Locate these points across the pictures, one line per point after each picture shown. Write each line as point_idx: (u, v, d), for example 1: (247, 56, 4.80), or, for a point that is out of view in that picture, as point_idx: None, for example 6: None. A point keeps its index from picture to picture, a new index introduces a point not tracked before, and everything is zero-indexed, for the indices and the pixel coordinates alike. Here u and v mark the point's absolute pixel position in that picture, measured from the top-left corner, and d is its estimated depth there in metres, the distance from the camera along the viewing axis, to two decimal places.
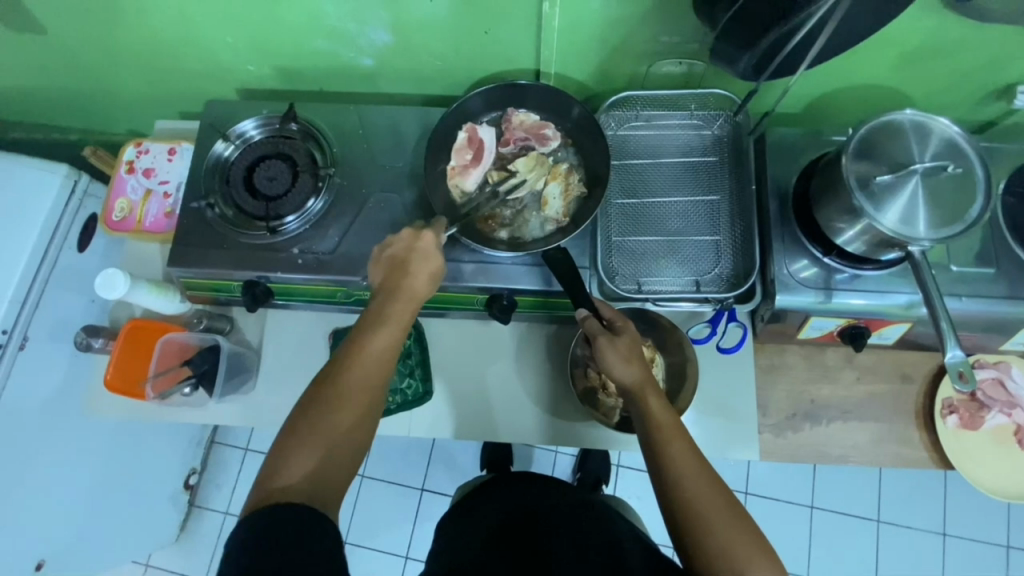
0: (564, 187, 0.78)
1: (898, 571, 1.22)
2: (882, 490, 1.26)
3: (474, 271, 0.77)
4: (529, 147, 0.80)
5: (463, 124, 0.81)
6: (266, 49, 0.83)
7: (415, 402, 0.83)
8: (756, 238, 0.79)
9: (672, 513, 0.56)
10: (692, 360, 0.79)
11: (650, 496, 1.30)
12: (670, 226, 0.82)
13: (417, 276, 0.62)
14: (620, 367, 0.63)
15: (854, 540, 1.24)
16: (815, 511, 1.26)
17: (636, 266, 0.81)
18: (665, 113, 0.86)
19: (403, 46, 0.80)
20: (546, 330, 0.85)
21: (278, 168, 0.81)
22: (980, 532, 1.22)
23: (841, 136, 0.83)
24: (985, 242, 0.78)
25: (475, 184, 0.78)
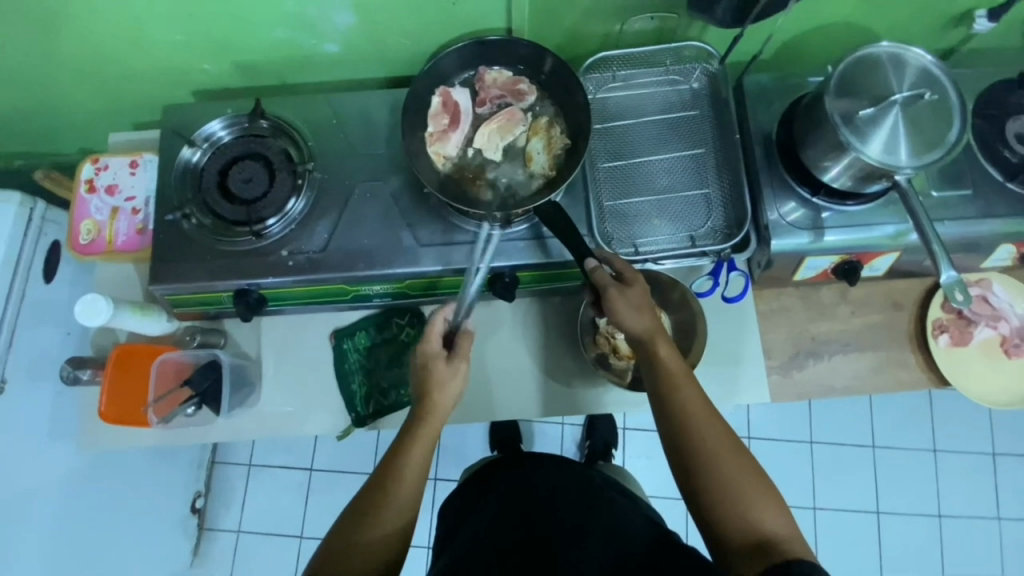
0: (546, 140, 0.77)
1: (896, 489, 1.29)
2: (874, 417, 1.32)
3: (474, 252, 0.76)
4: (506, 104, 0.78)
5: (438, 89, 0.79)
6: (223, 45, 0.78)
7: None
8: (744, 187, 0.80)
9: (685, 462, 0.59)
10: (700, 315, 0.80)
11: (659, 453, 1.33)
12: (659, 185, 0.82)
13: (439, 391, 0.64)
14: (632, 317, 0.65)
15: (854, 467, 1.30)
16: (814, 445, 1.31)
17: (631, 227, 0.81)
18: (640, 71, 0.86)
19: (369, 27, 0.77)
20: (549, 303, 0.85)
21: (252, 170, 0.77)
22: (968, 443, 1.30)
23: (814, 78, 0.83)
24: (962, 167, 0.80)
25: (456, 147, 0.76)
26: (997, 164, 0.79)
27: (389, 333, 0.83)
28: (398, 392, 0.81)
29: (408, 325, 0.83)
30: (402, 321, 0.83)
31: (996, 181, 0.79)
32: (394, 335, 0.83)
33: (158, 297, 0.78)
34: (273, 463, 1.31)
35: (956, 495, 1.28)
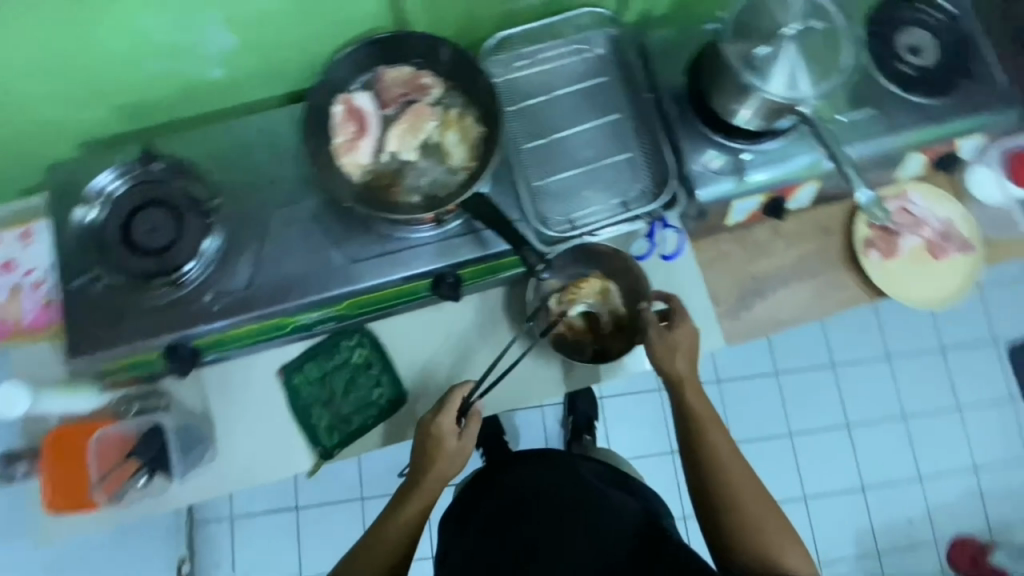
0: (460, 132, 0.75)
1: (861, 400, 1.36)
2: (829, 337, 1.38)
3: (408, 258, 0.74)
4: (411, 101, 0.76)
5: (337, 97, 0.75)
6: (94, 90, 0.72)
7: (392, 408, 0.78)
8: (664, 144, 0.81)
9: (716, 499, 0.66)
10: (643, 277, 0.78)
11: (637, 415, 1.35)
12: (583, 158, 0.83)
13: (446, 443, 0.70)
14: (670, 360, 0.71)
15: (820, 389, 1.36)
16: (780, 376, 1.37)
17: (562, 204, 0.81)
18: (544, 45, 0.85)
19: (254, 45, 0.73)
20: (499, 294, 0.82)
21: (157, 218, 0.72)
22: (916, 342, 1.38)
23: (711, 24, 0.84)
24: (863, 87, 0.83)
25: (368, 155, 0.74)
26: (892, 79, 0.83)
27: (339, 356, 0.79)
28: (361, 417, 0.78)
29: (357, 345, 0.79)
30: (350, 343, 0.79)
31: (893, 95, 0.83)
32: (344, 358, 0.79)
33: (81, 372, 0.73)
34: (257, 509, 1.26)
35: (914, 393, 1.36)
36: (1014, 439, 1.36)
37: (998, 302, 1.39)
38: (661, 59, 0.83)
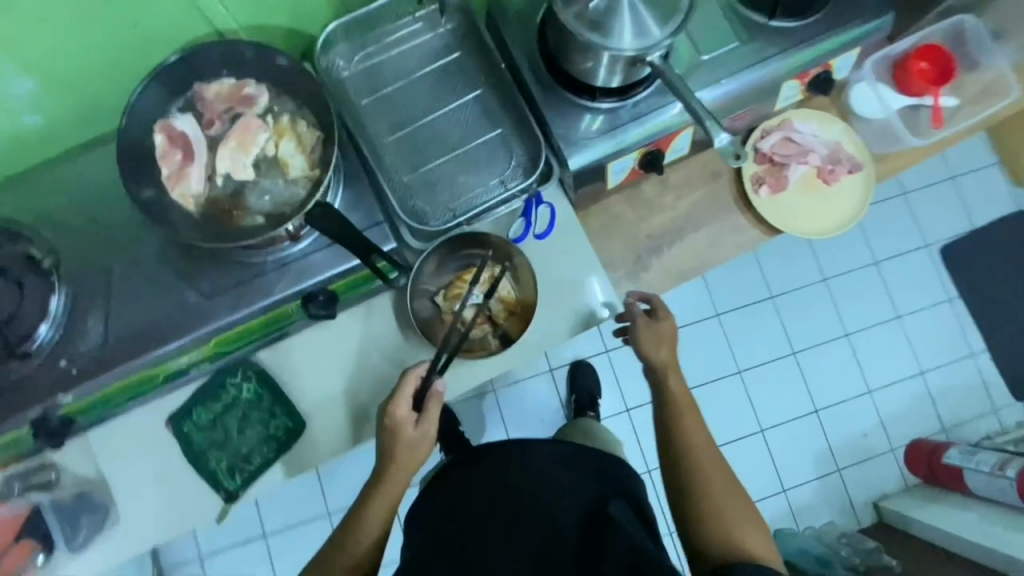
0: (295, 139, 0.87)
1: (794, 324, 1.60)
2: (712, 285, 1.60)
3: (322, 253, 0.89)
4: (235, 113, 0.88)
5: (154, 125, 0.86)
6: None
7: (289, 442, 0.92)
8: (493, 128, 0.93)
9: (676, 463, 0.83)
10: (524, 261, 0.89)
11: (579, 386, 1.48)
12: (444, 145, 0.93)
13: (403, 433, 0.81)
14: (654, 350, 0.87)
15: (755, 321, 1.59)
16: (720, 316, 1.59)
17: (435, 192, 0.92)
18: (388, 30, 0.96)
19: (55, 86, 0.85)
20: (386, 300, 0.94)
21: (92, 272, 0.89)
22: (791, 274, 1.61)
23: None
24: (728, 16, 0.90)
25: (196, 180, 0.85)
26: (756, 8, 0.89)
27: (229, 394, 0.94)
28: (261, 454, 0.92)
29: (243, 381, 0.94)
30: (236, 380, 0.94)
31: (762, 22, 0.90)
32: (234, 395, 0.94)
33: None
34: (221, 551, 1.47)
35: (798, 319, 1.60)
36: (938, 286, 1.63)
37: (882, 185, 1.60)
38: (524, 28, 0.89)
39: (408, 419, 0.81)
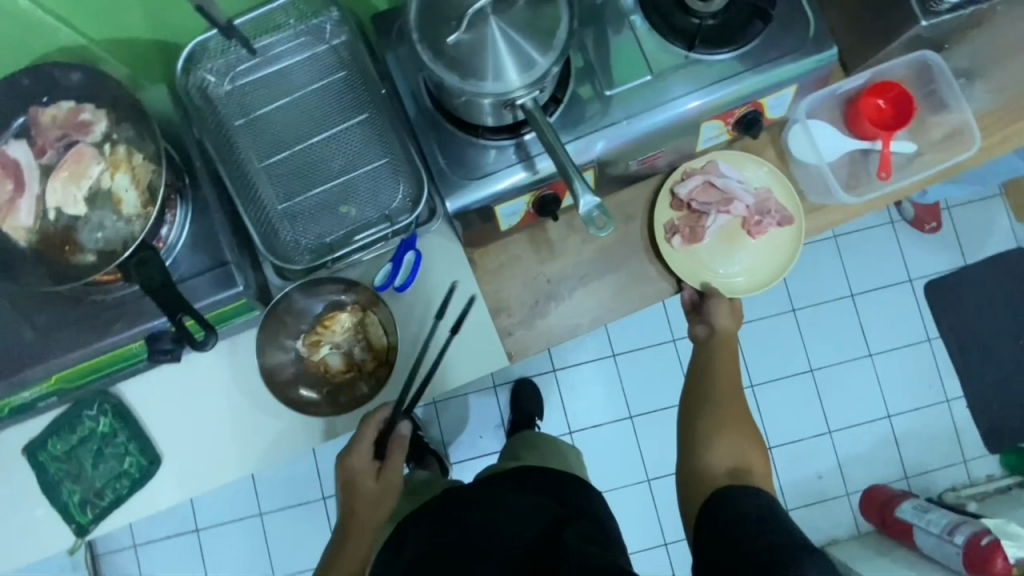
0: (512, 172, 0.98)
1: (844, 437, 2.03)
2: (781, 388, 2.04)
3: (551, 275, 1.14)
4: (460, 132, 0.99)
5: (398, 130, 1.05)
6: (215, 121, 1.03)
7: (139, 484, 1.03)
8: (710, 211, 1.13)
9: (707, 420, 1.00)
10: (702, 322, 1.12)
11: (651, 436, 2.03)
12: (677, 211, 1.13)
13: (718, 312, 1.12)
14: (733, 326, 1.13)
15: (814, 428, 2.03)
16: (786, 412, 2.04)
17: (665, 246, 1.12)
18: (620, 75, 1.00)
19: (322, 74, 1.07)
20: (557, 336, 1.14)
21: (391, 140, 1.06)
22: (849, 398, 2.04)
23: (777, 80, 1.02)
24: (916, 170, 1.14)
25: (422, 193, 1.04)
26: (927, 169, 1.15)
27: (89, 421, 1.04)
28: (153, 473, 1.03)
29: (99, 415, 1.04)
30: (94, 413, 1.04)
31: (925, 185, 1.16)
32: (93, 423, 1.04)
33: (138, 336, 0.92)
34: (252, 517, 1.96)
35: (848, 438, 2.03)
36: (932, 369, 2.05)
37: (898, 255, 2.07)
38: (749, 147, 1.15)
39: (720, 314, 1.11)
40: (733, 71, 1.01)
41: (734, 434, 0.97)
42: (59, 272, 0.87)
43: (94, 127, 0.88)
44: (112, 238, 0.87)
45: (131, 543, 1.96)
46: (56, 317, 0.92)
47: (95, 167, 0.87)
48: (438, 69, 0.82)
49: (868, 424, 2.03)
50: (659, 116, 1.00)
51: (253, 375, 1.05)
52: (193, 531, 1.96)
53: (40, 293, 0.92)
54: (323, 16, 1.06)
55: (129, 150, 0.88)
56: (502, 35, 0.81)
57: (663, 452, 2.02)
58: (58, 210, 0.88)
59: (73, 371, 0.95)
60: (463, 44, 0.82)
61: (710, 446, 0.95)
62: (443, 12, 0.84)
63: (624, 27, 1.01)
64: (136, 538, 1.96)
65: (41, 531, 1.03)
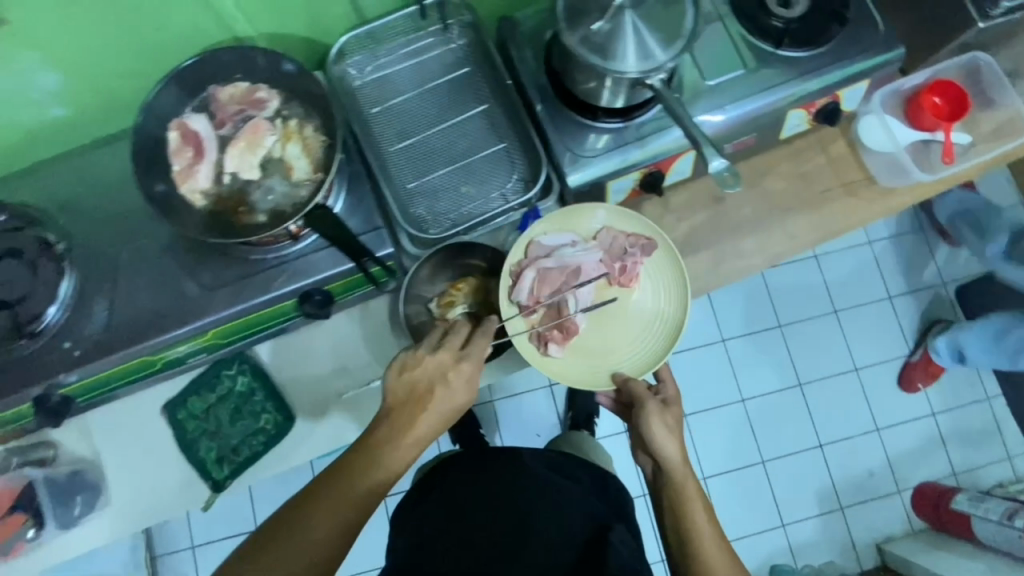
0: (626, 150, 1.10)
1: (893, 436, 2.06)
2: (831, 387, 2.07)
3: None
4: (581, 115, 1.11)
5: (519, 117, 1.17)
6: (356, 108, 1.15)
7: (273, 438, 1.09)
8: (567, 296, 1.06)
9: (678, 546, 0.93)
10: (631, 384, 1.01)
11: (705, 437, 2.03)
12: (540, 313, 1.06)
13: (657, 429, 0.97)
14: (665, 441, 0.97)
15: (863, 426, 2.07)
16: (836, 412, 2.06)
17: (546, 359, 1.05)
18: (719, 70, 1.14)
19: (448, 68, 1.19)
20: None
21: (509, 126, 1.17)
22: (896, 398, 2.08)
23: (856, 73, 1.15)
24: (973, 158, 1.27)
25: (540, 171, 1.14)
26: (984, 156, 1.27)
27: (232, 379, 1.12)
28: (285, 429, 1.09)
29: (240, 373, 1.11)
30: (235, 371, 1.11)
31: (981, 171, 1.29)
32: (235, 381, 1.12)
33: (299, 291, 1.02)
34: None
35: (895, 436, 2.06)
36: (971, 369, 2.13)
37: (931, 257, 2.10)
38: (823, 138, 1.29)
39: (663, 446, 0.97)
40: (817, 64, 1.14)
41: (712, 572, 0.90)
42: (233, 230, 0.97)
43: (268, 104, 1.00)
44: (282, 201, 0.97)
45: (188, 545, 1.86)
46: (221, 275, 1.01)
47: (269, 138, 0.98)
48: (583, 51, 0.96)
49: (915, 423, 2.07)
50: (755, 104, 1.12)
51: (385, 336, 1.12)
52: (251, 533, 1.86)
53: (209, 253, 1.01)
54: (450, 20, 1.19)
55: (300, 124, 1.00)
56: (640, 24, 0.95)
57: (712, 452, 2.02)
58: (232, 175, 0.98)
59: (231, 325, 1.03)
60: (607, 31, 0.96)
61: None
62: (586, 5, 0.98)
63: (720, 30, 1.15)
64: (195, 539, 1.86)
65: (179, 485, 1.09)
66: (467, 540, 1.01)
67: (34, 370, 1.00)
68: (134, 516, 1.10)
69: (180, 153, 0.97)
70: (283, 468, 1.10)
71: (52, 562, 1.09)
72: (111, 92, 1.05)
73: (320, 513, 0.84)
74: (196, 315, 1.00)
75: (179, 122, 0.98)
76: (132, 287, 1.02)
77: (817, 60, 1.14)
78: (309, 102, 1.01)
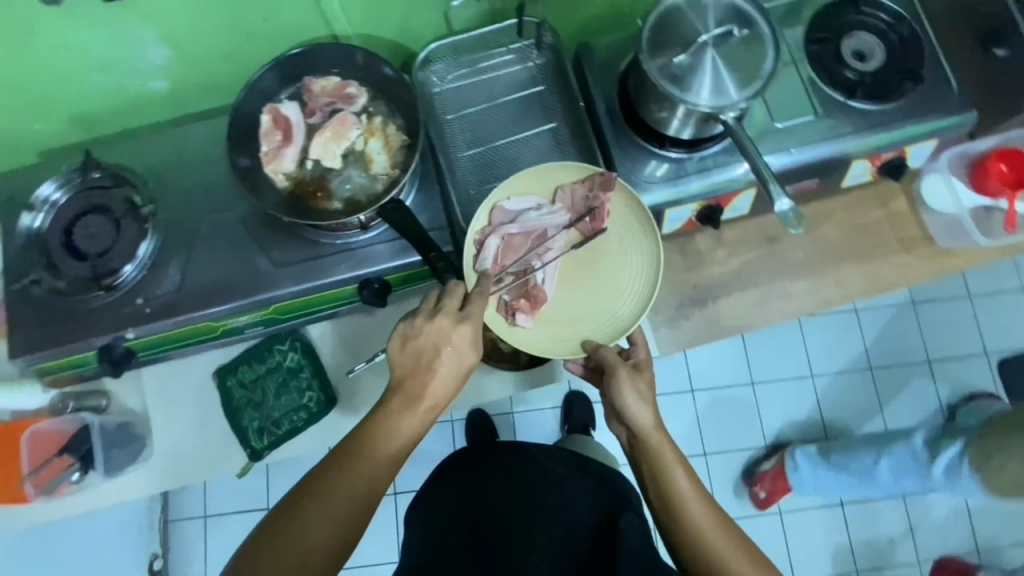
0: (687, 182, 1.13)
1: (920, 504, 1.99)
2: None
3: (696, 282, 1.25)
4: (648, 142, 1.14)
5: (586, 137, 1.19)
6: (433, 113, 1.20)
7: (314, 415, 1.14)
8: (533, 263, 1.03)
9: (665, 514, 0.87)
10: (600, 349, 0.97)
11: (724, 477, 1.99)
12: (508, 282, 1.03)
13: (626, 397, 0.90)
14: (636, 407, 0.90)
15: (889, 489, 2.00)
16: None
17: (514, 330, 1.02)
18: (788, 114, 1.16)
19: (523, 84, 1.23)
20: (697, 335, 1.23)
21: (576, 145, 1.20)
22: None
23: (926, 132, 1.16)
24: None
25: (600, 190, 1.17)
26: None
27: (281, 355, 1.16)
28: (325, 408, 1.14)
29: (290, 350, 1.16)
30: (286, 348, 1.16)
31: None
32: (283, 358, 1.16)
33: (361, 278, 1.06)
34: None
35: (922, 504, 1.99)
36: None
37: (973, 327, 1.95)
38: (884, 192, 1.30)
39: (636, 413, 0.90)
40: (887, 119, 1.16)
41: (706, 535, 0.85)
42: (309, 213, 1.02)
43: (357, 100, 1.06)
44: (358, 192, 1.03)
45: (202, 513, 1.79)
46: (290, 253, 1.06)
47: (354, 131, 1.03)
48: (661, 81, 0.99)
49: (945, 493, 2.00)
50: (821, 151, 1.14)
51: None
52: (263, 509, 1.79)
53: (282, 232, 1.07)
54: (529, 39, 1.22)
55: (384, 122, 1.06)
56: (719, 63, 0.99)
57: (715, 499, 1.91)
58: (315, 161, 1.04)
59: (292, 302, 1.08)
60: (687, 65, 0.99)
61: (689, 543, 0.85)
62: (669, 38, 1.02)
63: (794, 76, 1.18)
64: (208, 509, 1.79)
65: (220, 449, 1.14)
66: (481, 539, 1.03)
67: (104, 322, 1.06)
68: (172, 473, 1.14)
69: (270, 136, 1.04)
70: (319, 445, 1.15)
71: (91, 506, 1.14)
72: (214, 72, 1.13)
73: (322, 496, 0.80)
74: (262, 288, 1.05)
75: (274, 107, 1.04)
76: (206, 255, 1.07)
77: (887, 115, 1.16)
78: (395, 103, 1.07)
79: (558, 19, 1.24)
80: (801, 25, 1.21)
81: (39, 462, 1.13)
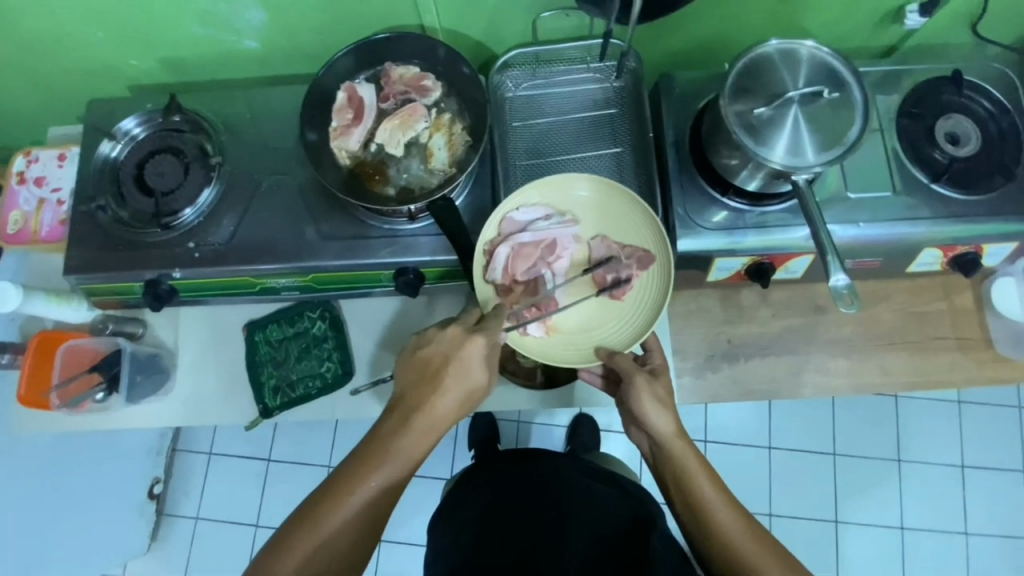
0: (742, 234, 1.09)
1: None
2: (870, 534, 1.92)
3: (731, 336, 1.22)
4: (710, 187, 1.11)
5: (648, 169, 1.17)
6: (501, 116, 1.21)
7: (329, 386, 1.16)
8: (542, 271, 1.03)
9: (691, 520, 0.86)
10: (619, 357, 0.97)
11: None
12: (518, 291, 1.02)
13: (644, 404, 0.91)
14: (654, 413, 0.90)
15: None
16: None
17: (526, 339, 1.02)
18: (867, 187, 1.11)
19: (597, 103, 1.22)
20: (721, 390, 1.19)
21: (635, 176, 1.18)
22: None
23: (1011, 232, 1.09)
24: None
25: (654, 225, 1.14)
26: None
27: (310, 322, 1.20)
28: (339, 381, 1.17)
29: (319, 319, 1.19)
30: (316, 316, 1.20)
31: None
32: (311, 325, 1.20)
33: (399, 266, 1.08)
34: None
35: None
36: None
37: (1018, 441, 1.83)
38: (950, 284, 1.23)
39: (654, 418, 0.90)
40: (971, 211, 1.09)
41: (737, 539, 0.83)
42: (364, 194, 1.05)
43: (431, 93, 1.07)
44: (413, 182, 1.05)
45: (207, 450, 1.86)
46: (338, 228, 1.09)
47: (422, 123, 1.05)
48: (738, 128, 0.96)
49: None
50: (891, 231, 1.09)
51: None
52: (264, 461, 1.84)
53: (334, 207, 1.10)
54: (611, 61, 1.21)
55: (452, 119, 1.07)
56: (801, 123, 0.96)
57: None
58: (379, 145, 1.06)
59: (329, 275, 1.11)
60: (767, 117, 0.96)
61: (721, 547, 0.83)
62: (755, 87, 0.99)
63: (879, 147, 1.13)
64: (214, 447, 1.86)
65: (234, 399, 1.18)
66: (504, 540, 1.09)
67: (154, 258, 1.11)
68: (186, 413, 1.18)
69: (342, 113, 1.06)
70: (326, 416, 1.18)
71: (109, 425, 1.20)
72: (304, 42, 1.17)
73: (336, 512, 0.80)
74: (304, 257, 1.08)
75: (351, 86, 1.07)
76: (259, 214, 1.11)
77: (972, 206, 1.09)
78: (466, 103, 1.08)
79: (644, 46, 1.22)
80: (897, 97, 1.16)
81: (69, 374, 1.20)
